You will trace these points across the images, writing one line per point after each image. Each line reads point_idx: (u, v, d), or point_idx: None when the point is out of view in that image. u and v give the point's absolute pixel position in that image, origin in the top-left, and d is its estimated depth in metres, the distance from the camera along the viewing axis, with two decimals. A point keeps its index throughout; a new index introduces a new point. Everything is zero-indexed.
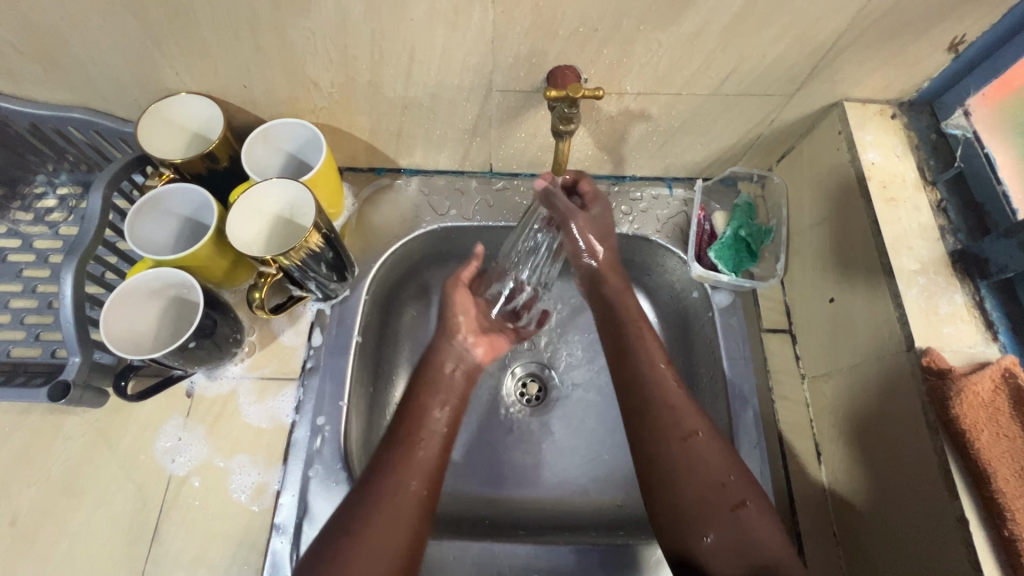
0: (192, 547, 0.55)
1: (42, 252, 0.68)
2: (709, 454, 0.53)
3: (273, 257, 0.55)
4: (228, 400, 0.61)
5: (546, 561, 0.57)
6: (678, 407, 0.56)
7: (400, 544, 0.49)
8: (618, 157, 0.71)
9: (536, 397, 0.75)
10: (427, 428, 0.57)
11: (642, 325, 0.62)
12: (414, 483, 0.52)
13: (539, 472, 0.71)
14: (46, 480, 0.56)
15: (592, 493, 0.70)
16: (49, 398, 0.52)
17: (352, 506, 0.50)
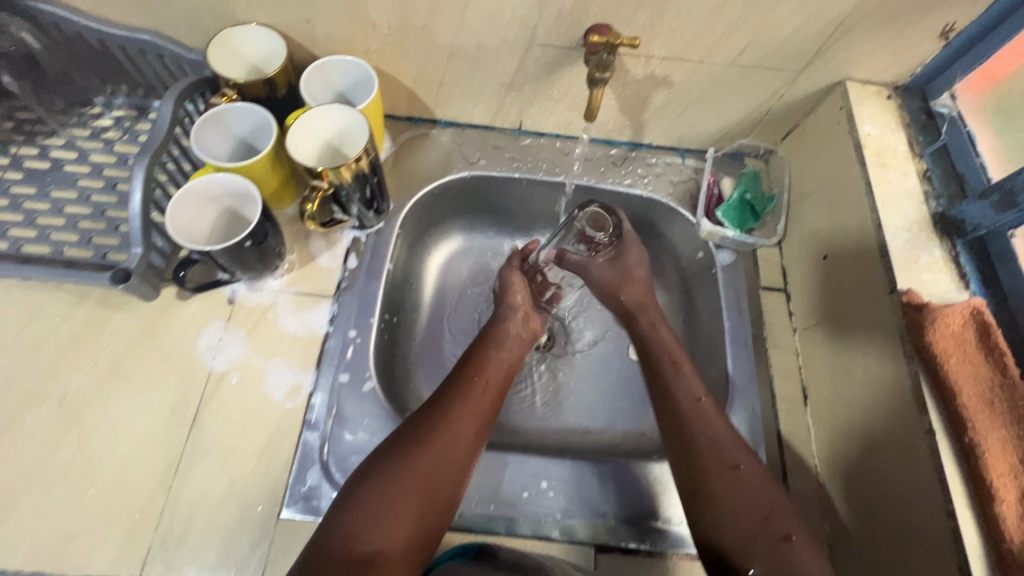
0: (228, 435, 0.59)
1: (97, 166, 0.72)
2: (754, 486, 0.54)
3: (326, 170, 0.60)
4: (267, 309, 0.66)
5: (554, 471, 0.62)
6: (719, 440, 0.57)
7: (453, 468, 0.54)
8: (638, 124, 0.77)
9: (545, 345, 0.81)
10: (489, 369, 0.62)
11: (680, 359, 0.64)
12: (474, 415, 0.57)
13: (544, 409, 0.76)
14: (95, 365, 0.61)
15: (593, 431, 0.75)
16: (111, 281, 0.57)
17: (417, 422, 0.56)
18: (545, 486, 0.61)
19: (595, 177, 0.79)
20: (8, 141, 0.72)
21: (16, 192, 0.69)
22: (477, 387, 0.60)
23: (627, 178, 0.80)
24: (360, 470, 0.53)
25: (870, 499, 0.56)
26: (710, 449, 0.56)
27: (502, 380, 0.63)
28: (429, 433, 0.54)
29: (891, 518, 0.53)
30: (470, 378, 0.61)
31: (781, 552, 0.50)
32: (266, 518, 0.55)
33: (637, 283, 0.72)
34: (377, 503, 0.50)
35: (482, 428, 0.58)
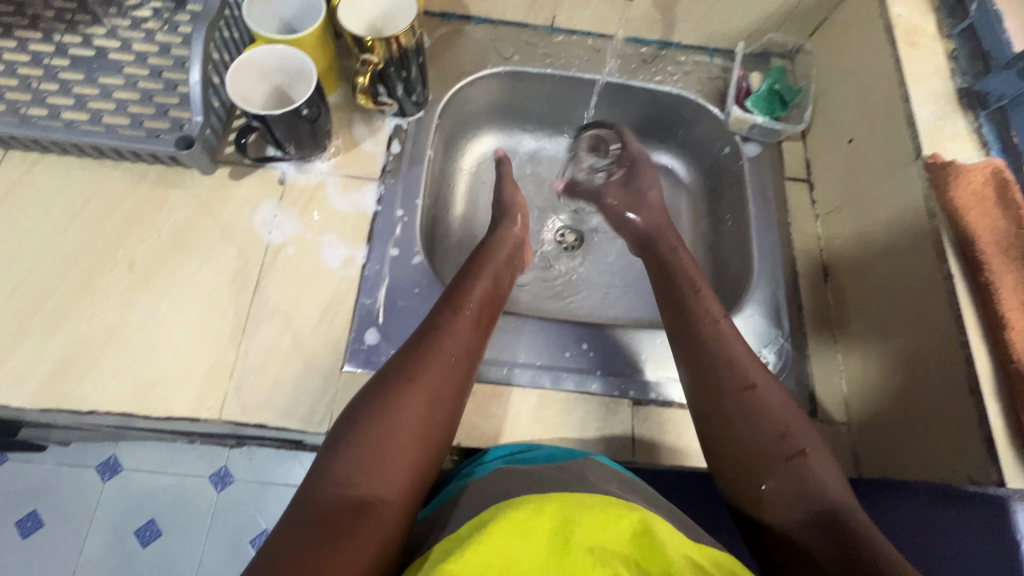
0: (289, 300, 0.62)
1: (140, 54, 0.73)
2: (768, 408, 0.53)
3: (376, 39, 0.61)
4: (316, 189, 0.68)
5: (594, 337, 0.67)
6: (737, 361, 0.56)
7: (441, 404, 0.52)
8: (669, 19, 0.79)
9: (574, 242, 0.85)
10: (474, 300, 0.60)
11: (698, 284, 0.64)
12: (459, 346, 0.56)
13: (573, 297, 0.81)
14: (158, 237, 0.64)
15: (619, 316, 0.80)
16: (176, 146, 0.62)
17: (402, 360, 0.53)
18: (586, 347, 0.66)
19: (626, 74, 0.81)
20: (50, 29, 0.72)
21: (64, 77, 0.70)
22: (462, 321, 0.58)
23: (658, 75, 0.81)
24: (347, 416, 0.50)
25: (885, 353, 0.60)
26: (730, 368, 0.56)
27: (488, 311, 0.61)
28: (415, 369, 0.52)
29: (909, 366, 0.57)
30: (457, 315, 0.58)
31: (796, 466, 0.50)
32: (328, 370, 0.60)
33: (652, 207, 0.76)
34: (367, 448, 0.47)
35: (466, 364, 0.55)
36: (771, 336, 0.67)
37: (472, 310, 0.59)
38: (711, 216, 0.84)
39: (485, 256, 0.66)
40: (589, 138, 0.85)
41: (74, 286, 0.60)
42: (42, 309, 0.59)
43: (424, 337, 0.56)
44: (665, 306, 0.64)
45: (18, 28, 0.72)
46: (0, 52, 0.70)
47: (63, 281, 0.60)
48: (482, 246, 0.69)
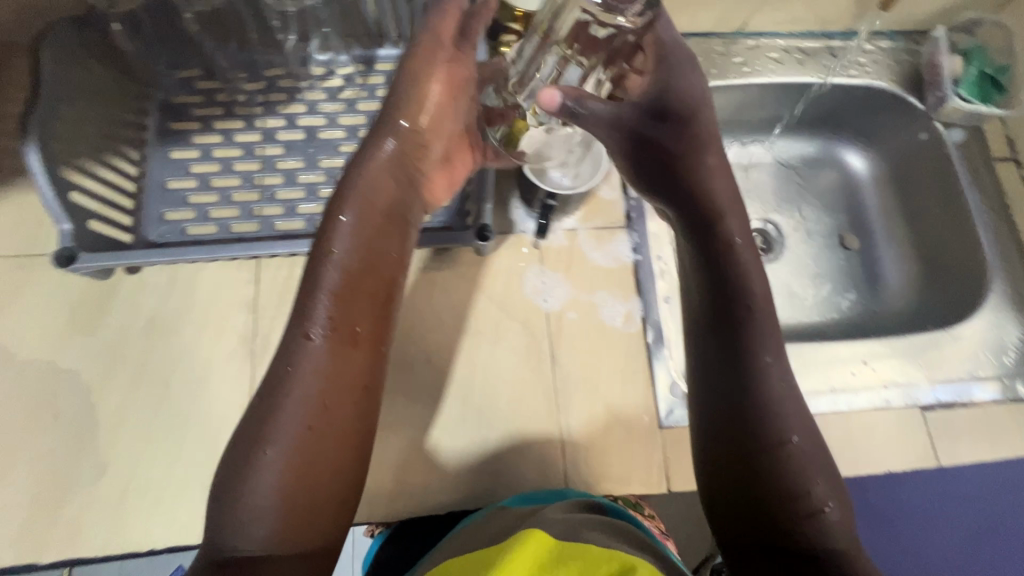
0: (589, 367, 0.63)
1: (350, 129, 0.68)
2: (739, 372, 0.45)
3: None
4: (572, 248, 0.67)
5: (870, 351, 0.68)
6: (722, 363, 0.46)
7: (338, 449, 0.44)
8: (862, 9, 0.76)
9: (766, 245, 0.88)
10: (332, 295, 0.45)
11: (728, 210, 0.48)
12: (344, 383, 0.45)
13: (785, 297, 0.85)
14: (442, 326, 0.63)
15: (835, 306, 0.84)
16: (479, 240, 0.58)
17: (258, 413, 0.43)
18: (867, 362, 0.67)
19: (822, 73, 0.80)
20: (249, 115, 0.67)
21: (286, 166, 0.66)
22: (319, 348, 0.44)
23: (850, 69, 0.80)
24: (222, 475, 0.42)
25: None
26: (725, 328, 0.46)
27: (373, 315, 0.47)
28: (270, 431, 0.42)
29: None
30: (311, 340, 0.44)
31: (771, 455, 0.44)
32: (648, 428, 0.61)
33: (598, 124, 0.49)
34: (264, 502, 0.40)
35: (351, 386, 0.45)
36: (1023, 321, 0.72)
37: (344, 324, 0.45)
38: (903, 202, 0.85)
39: (341, 205, 0.47)
40: None
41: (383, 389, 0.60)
42: None
43: (281, 380, 0.43)
44: (696, 255, 0.48)
45: (216, 119, 0.66)
46: (210, 149, 0.65)
47: None
48: (346, 188, 0.48)
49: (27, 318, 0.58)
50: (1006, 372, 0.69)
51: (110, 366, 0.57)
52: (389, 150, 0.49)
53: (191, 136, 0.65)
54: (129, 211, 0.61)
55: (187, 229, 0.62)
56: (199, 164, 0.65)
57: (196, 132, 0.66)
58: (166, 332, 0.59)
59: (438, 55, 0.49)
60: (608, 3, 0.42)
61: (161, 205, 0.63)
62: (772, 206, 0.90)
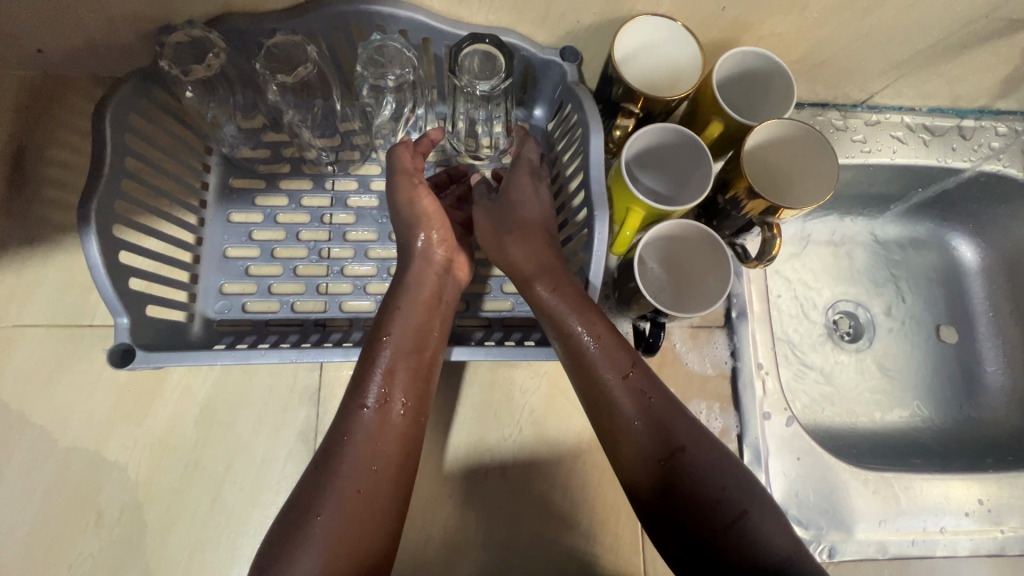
0: None
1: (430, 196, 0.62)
2: (639, 443, 0.43)
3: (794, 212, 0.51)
4: (665, 349, 0.61)
5: (984, 485, 0.61)
6: (616, 432, 0.45)
7: (377, 517, 0.40)
8: (1006, 90, 0.68)
9: (850, 333, 0.80)
10: (382, 363, 0.46)
11: (576, 302, 0.49)
12: (386, 453, 0.42)
13: (869, 395, 0.77)
14: (521, 431, 0.59)
15: (923, 410, 0.77)
16: None
17: (309, 483, 0.41)
18: (983, 499, 0.61)
19: (948, 157, 0.71)
20: (318, 175, 0.61)
21: (357, 238, 0.60)
22: (369, 420, 0.43)
23: (980, 154, 0.72)
24: (263, 555, 0.38)
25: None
26: (606, 419, 0.45)
27: (416, 391, 0.46)
28: (322, 499, 0.39)
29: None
30: (362, 411, 0.43)
31: (736, 533, 0.39)
32: None
33: (528, 238, 0.53)
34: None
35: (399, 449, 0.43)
36: None
37: (393, 397, 0.45)
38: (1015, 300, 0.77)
39: (397, 298, 0.49)
40: (473, 51, 0.50)
41: (451, 496, 0.56)
42: (434, 530, 0.55)
43: (337, 450, 0.42)
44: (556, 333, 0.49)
45: (282, 177, 0.60)
46: (273, 213, 0.59)
47: (443, 493, 0.56)
48: (397, 286, 0.50)
49: (73, 399, 0.52)
50: None
51: (159, 460, 0.52)
52: (424, 244, 0.52)
53: (254, 196, 0.59)
54: (185, 283, 0.56)
55: (247, 305, 0.56)
56: (261, 230, 0.58)
57: (260, 193, 0.59)
58: (221, 424, 0.54)
59: (412, 169, 0.54)
60: (477, 72, 0.51)
61: (220, 276, 0.57)
62: (865, 289, 0.81)
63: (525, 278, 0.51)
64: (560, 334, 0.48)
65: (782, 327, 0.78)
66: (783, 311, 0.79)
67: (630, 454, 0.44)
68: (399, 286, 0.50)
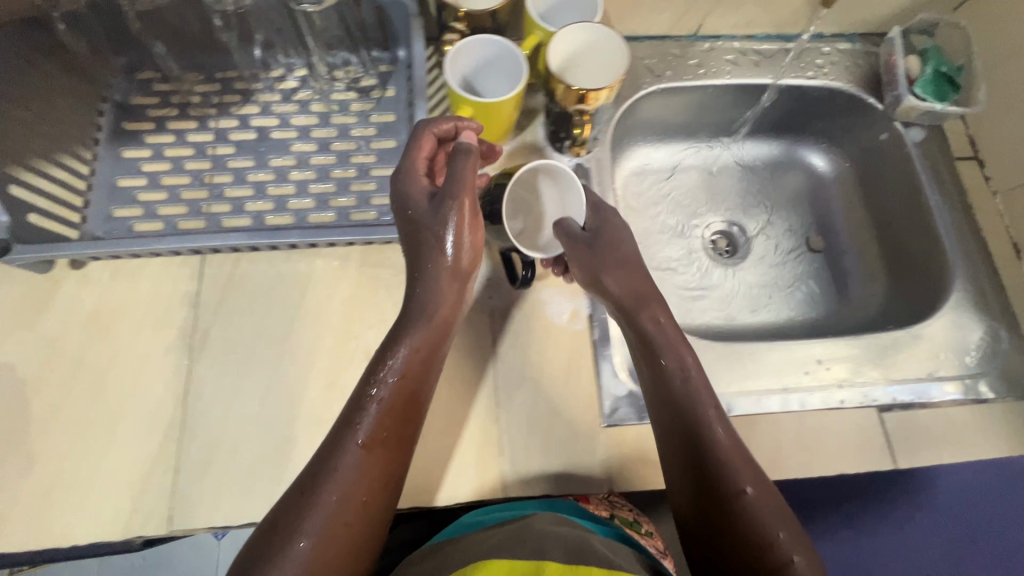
0: (531, 363, 0.62)
1: (304, 128, 0.69)
2: (699, 482, 0.53)
3: (592, 96, 0.59)
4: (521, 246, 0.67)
5: (823, 350, 0.67)
6: (684, 457, 0.54)
7: (355, 549, 0.47)
8: (817, 11, 0.77)
9: (727, 250, 0.87)
10: (376, 412, 0.50)
11: (681, 350, 0.59)
12: (371, 477, 0.49)
13: (746, 302, 0.83)
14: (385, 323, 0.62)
15: (797, 313, 0.82)
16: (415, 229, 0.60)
17: (294, 503, 0.46)
18: (819, 362, 0.67)
19: (778, 75, 0.80)
20: (203, 116, 0.68)
21: (236, 166, 0.67)
22: (348, 451, 0.48)
23: (809, 71, 0.80)
24: (243, 557, 0.45)
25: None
26: (682, 448, 0.54)
27: (397, 420, 0.51)
28: (306, 520, 0.45)
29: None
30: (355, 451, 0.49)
31: (764, 564, 0.48)
32: (591, 427, 0.60)
33: (650, 301, 0.62)
34: None
35: (382, 480, 0.49)
36: (981, 330, 0.69)
37: (382, 430, 0.50)
38: (868, 204, 0.84)
39: (404, 334, 0.54)
40: None
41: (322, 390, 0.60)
42: None
43: (322, 473, 0.48)
44: (649, 377, 0.59)
45: (171, 120, 0.68)
46: (161, 149, 0.66)
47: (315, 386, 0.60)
48: (406, 315, 0.56)
49: None
50: (971, 371, 0.67)
51: (47, 361, 0.57)
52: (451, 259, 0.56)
53: (143, 136, 0.67)
54: (77, 207, 0.62)
55: (133, 225, 0.63)
56: (150, 163, 0.66)
57: (149, 132, 0.67)
58: (106, 328, 0.59)
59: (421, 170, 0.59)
60: None
61: (110, 202, 0.64)
62: (738, 209, 0.88)
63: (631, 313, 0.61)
64: (655, 369, 0.59)
65: (659, 246, 0.84)
66: (659, 229, 0.85)
67: (690, 485, 0.53)
68: (408, 310, 0.56)
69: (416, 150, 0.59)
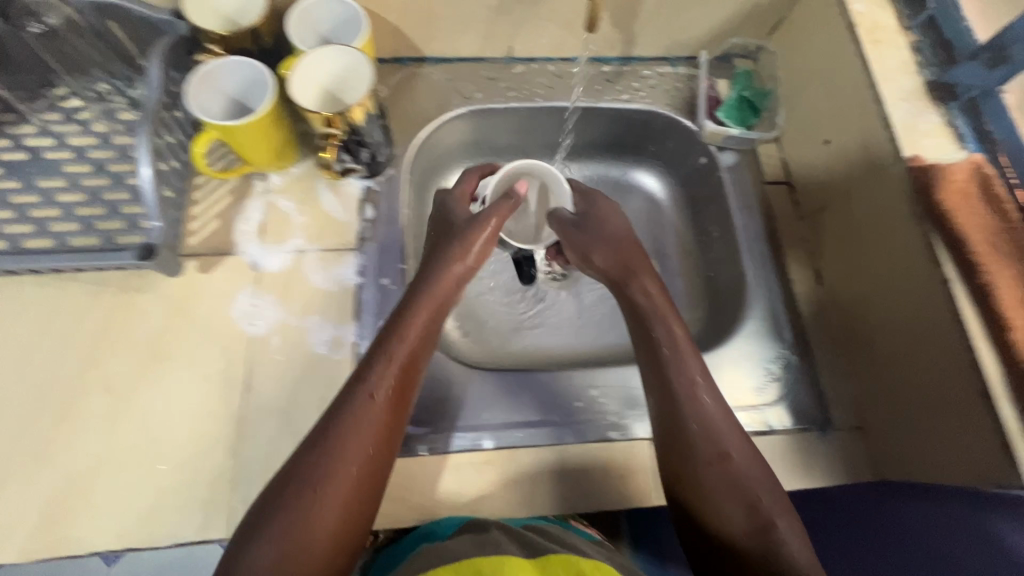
0: (284, 395, 0.60)
1: (79, 148, 0.67)
2: (692, 449, 0.51)
3: (336, 116, 0.58)
4: (293, 271, 0.65)
5: (600, 378, 0.66)
6: (674, 422, 0.53)
7: (361, 504, 0.46)
8: (628, 35, 0.76)
9: None
10: (388, 380, 0.50)
11: (667, 311, 0.58)
12: (370, 436, 0.47)
13: (569, 328, 0.80)
14: (133, 350, 0.60)
15: (619, 340, 0.79)
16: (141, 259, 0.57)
17: (308, 463, 0.45)
18: (595, 392, 0.66)
19: (593, 96, 0.79)
20: None
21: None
22: (363, 403, 0.48)
23: (624, 93, 0.79)
24: (250, 518, 0.43)
25: (892, 349, 0.61)
26: (670, 415, 0.53)
27: (388, 377, 0.50)
28: (323, 468, 0.44)
29: (901, 362, 0.60)
30: (366, 405, 0.48)
31: (761, 536, 0.47)
32: None
33: (628, 251, 0.64)
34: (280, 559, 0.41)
35: (386, 441, 0.48)
36: (771, 359, 0.68)
37: (380, 383, 0.49)
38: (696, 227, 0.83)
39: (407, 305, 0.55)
40: None
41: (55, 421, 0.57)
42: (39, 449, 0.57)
43: (343, 425, 0.46)
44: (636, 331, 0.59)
45: None
46: None
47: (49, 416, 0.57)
48: (419, 281, 0.57)
49: None
50: (761, 403, 0.65)
51: None
52: (456, 273, 0.58)
53: None
54: None
55: None
56: None
57: None
58: None
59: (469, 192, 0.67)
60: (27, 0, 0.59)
61: None
62: None
63: (622, 278, 0.62)
64: (644, 333, 0.58)
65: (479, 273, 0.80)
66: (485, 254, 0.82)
67: (669, 448, 0.53)
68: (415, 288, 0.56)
69: (465, 182, 0.68)
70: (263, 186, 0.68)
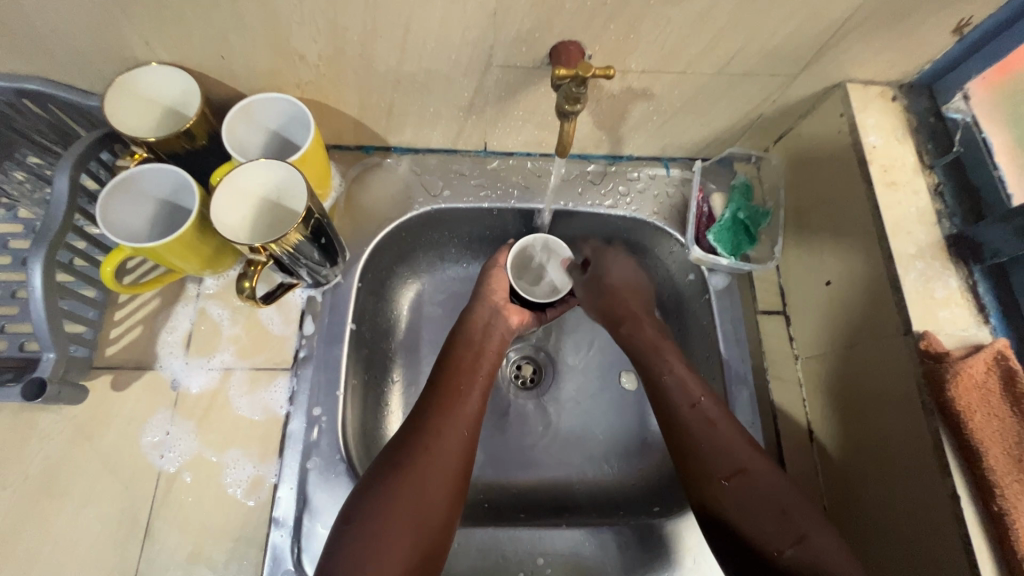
0: (188, 544, 0.53)
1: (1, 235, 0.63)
2: (710, 474, 0.55)
3: (264, 244, 0.52)
4: (216, 394, 0.58)
5: (550, 544, 0.57)
6: (699, 454, 0.56)
7: (456, 493, 0.52)
8: (616, 137, 0.69)
9: (531, 380, 0.75)
10: (466, 404, 0.57)
11: (665, 350, 0.63)
12: (461, 438, 0.55)
13: (536, 454, 0.71)
14: (23, 481, 0.54)
15: (590, 474, 0.70)
16: (25, 396, 0.51)
17: (386, 470, 0.51)
18: (542, 562, 0.57)
19: (573, 199, 0.71)
20: None
21: None
22: (450, 417, 0.55)
23: (608, 198, 0.71)
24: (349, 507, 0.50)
25: (882, 531, 0.53)
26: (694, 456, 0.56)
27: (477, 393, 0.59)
28: (417, 462, 0.52)
29: (896, 549, 0.52)
30: (447, 418, 0.55)
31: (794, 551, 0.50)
32: None
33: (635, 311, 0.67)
34: (377, 535, 0.48)
35: (468, 445, 0.55)
36: None
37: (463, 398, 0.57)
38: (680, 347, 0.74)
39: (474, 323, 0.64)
40: None
41: None
42: None
43: (431, 430, 0.54)
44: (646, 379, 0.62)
45: None
46: None
47: None
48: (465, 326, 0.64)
49: None
50: None
51: None
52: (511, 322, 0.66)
53: None
54: None
55: None
56: None
57: None
58: None
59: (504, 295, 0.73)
60: None
61: None
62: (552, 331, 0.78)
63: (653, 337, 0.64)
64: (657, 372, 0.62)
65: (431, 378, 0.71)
66: None
67: (699, 485, 0.55)
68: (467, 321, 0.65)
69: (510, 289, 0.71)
70: (195, 290, 0.62)
